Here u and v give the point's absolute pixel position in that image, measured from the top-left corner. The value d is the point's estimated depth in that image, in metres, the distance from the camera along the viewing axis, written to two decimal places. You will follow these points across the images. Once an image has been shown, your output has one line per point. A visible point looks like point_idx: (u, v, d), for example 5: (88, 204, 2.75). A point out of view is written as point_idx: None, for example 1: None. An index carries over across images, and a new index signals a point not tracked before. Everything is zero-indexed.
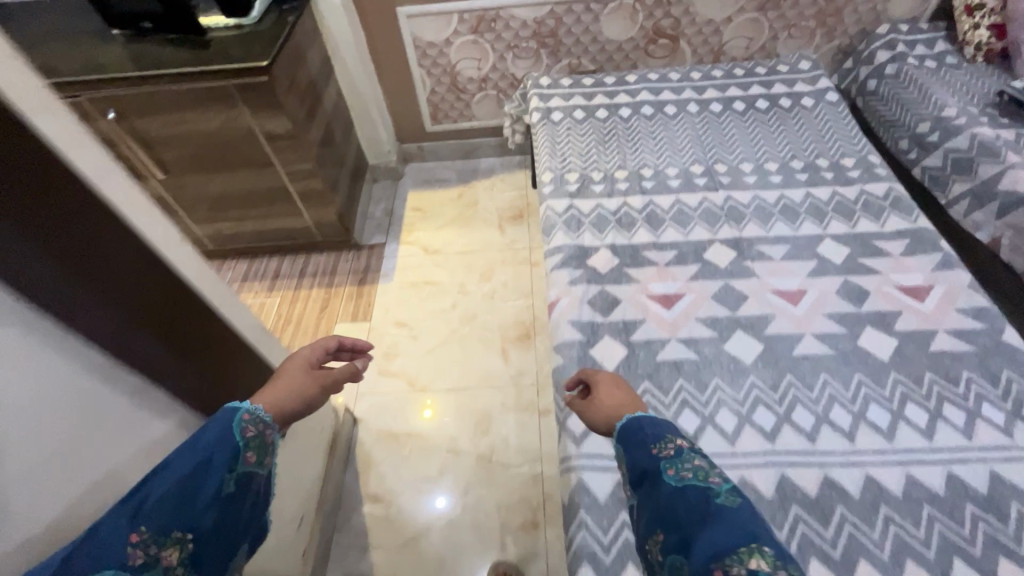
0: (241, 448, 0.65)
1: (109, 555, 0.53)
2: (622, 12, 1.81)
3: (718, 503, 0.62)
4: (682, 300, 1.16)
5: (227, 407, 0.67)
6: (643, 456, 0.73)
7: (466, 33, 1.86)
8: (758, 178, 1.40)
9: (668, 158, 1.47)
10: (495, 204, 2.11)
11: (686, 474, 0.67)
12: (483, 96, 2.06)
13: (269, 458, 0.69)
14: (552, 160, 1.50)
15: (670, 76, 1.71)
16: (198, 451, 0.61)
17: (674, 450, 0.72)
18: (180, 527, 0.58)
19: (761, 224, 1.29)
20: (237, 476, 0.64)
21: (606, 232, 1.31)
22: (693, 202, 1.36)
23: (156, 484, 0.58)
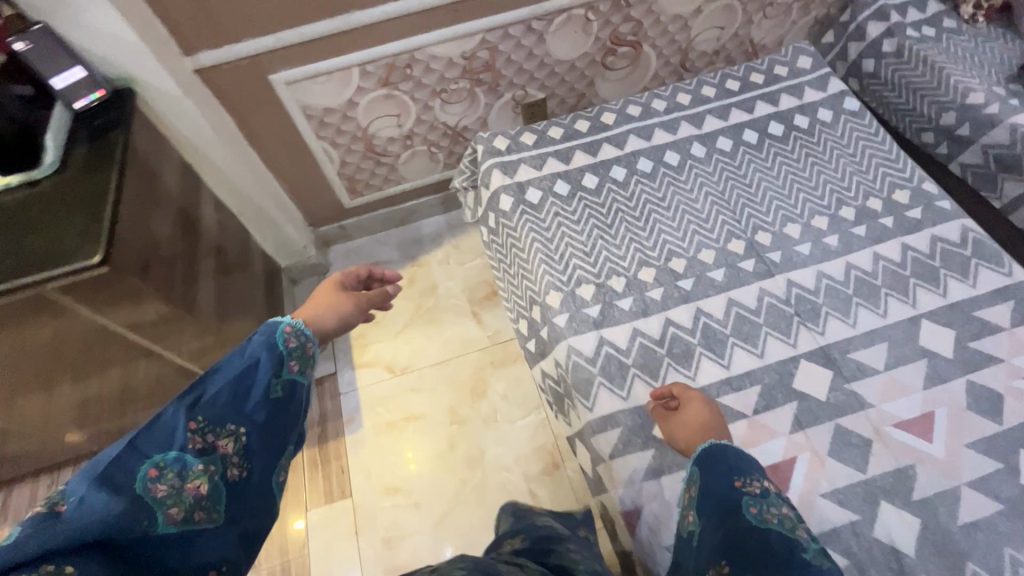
0: (284, 355, 0.70)
1: (174, 439, 0.60)
2: (571, 25, 1.40)
3: (807, 563, 0.67)
4: (796, 470, 0.88)
5: (272, 320, 0.72)
6: (727, 484, 0.76)
7: (375, 88, 1.37)
8: (813, 245, 1.11)
9: (698, 236, 1.14)
10: (459, 284, 1.70)
11: (771, 518, 0.72)
12: (410, 154, 1.60)
13: (311, 369, 0.74)
14: (553, 271, 1.13)
15: (654, 106, 1.35)
16: (248, 356, 0.68)
17: (760, 491, 0.76)
18: (234, 421, 0.65)
19: (844, 319, 1.02)
20: (283, 382, 0.69)
21: (660, 376, 0.99)
22: (750, 300, 1.06)
23: (215, 384, 0.65)
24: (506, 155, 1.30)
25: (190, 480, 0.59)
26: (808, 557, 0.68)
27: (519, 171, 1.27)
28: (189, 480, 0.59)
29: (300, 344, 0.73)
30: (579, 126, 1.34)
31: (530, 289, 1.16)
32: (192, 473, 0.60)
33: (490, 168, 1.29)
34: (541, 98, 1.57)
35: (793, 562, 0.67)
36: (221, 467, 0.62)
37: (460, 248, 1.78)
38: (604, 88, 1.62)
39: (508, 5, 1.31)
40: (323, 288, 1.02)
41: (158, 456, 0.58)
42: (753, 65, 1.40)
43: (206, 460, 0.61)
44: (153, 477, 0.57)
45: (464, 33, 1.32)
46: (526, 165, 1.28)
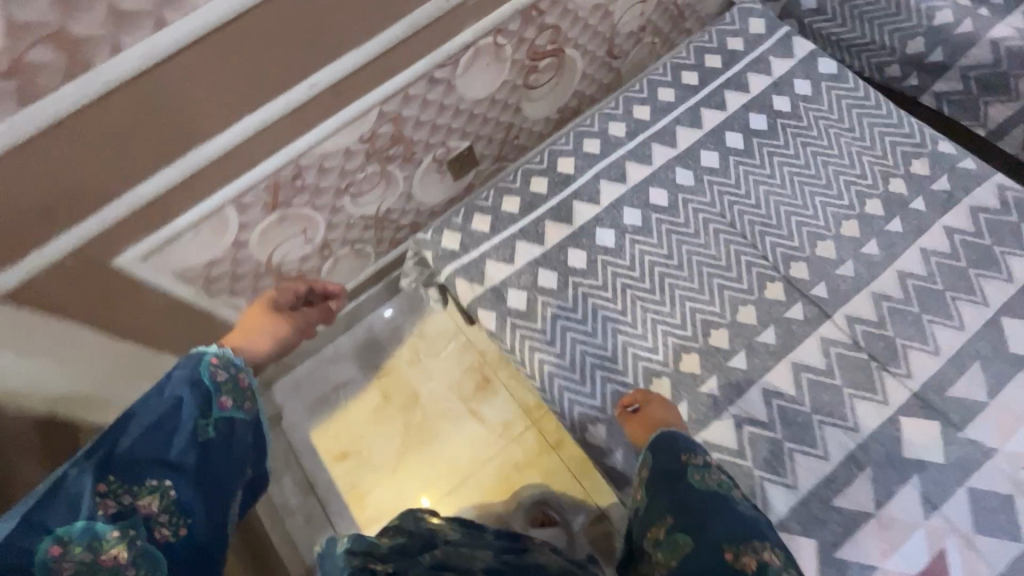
0: (212, 390, 0.55)
1: (81, 506, 0.47)
2: (481, 58, 1.10)
3: (739, 511, 0.65)
4: (950, 566, 0.75)
5: (193, 350, 0.57)
6: (669, 453, 0.74)
7: (263, 216, 1.03)
8: (856, 261, 0.94)
9: (728, 293, 0.94)
10: (441, 382, 1.44)
11: (711, 481, 0.70)
12: (333, 262, 1.27)
13: (254, 403, 0.58)
14: (578, 395, 0.91)
15: (613, 133, 1.10)
16: (167, 397, 0.53)
17: (704, 462, 0.72)
18: (156, 475, 0.50)
19: (926, 349, 0.87)
20: (215, 423, 0.54)
21: (759, 497, 0.81)
22: (817, 359, 0.88)
23: (129, 431, 0.51)
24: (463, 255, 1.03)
25: (104, 551, 0.46)
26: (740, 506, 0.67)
27: (486, 272, 1.01)
28: (104, 553, 0.46)
29: (233, 375, 0.57)
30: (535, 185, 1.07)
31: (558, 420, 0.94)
32: (107, 543, 0.46)
33: (449, 277, 1.02)
34: (466, 146, 1.28)
35: (729, 513, 0.65)
36: (144, 534, 0.48)
37: (426, 336, 1.49)
38: (532, 109, 1.34)
39: (399, 64, 0.99)
40: (254, 305, 0.79)
41: (61, 529, 0.46)
42: (701, 46, 1.17)
43: (125, 523, 0.47)
44: (55, 556, 0.45)
45: (353, 116, 0.99)
46: (492, 261, 1.01)
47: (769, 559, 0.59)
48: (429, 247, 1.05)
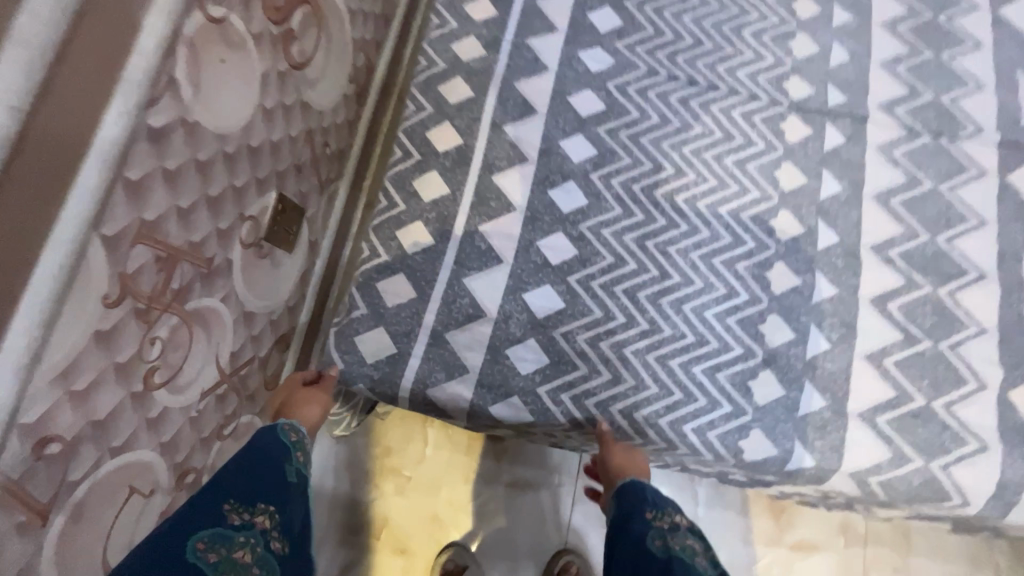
0: (291, 446, 0.56)
1: (207, 512, 0.46)
2: (210, 57, 0.62)
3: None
4: None
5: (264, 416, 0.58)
6: (632, 508, 0.57)
7: (37, 535, 0.52)
8: (840, 39, 0.72)
9: (752, 166, 0.68)
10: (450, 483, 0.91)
11: (671, 544, 0.53)
12: (200, 477, 0.77)
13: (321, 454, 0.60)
14: (699, 416, 0.60)
15: (468, 58, 0.72)
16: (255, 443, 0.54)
17: (673, 524, 0.55)
18: (264, 496, 0.50)
19: (970, 89, 0.70)
20: (297, 465, 0.56)
21: (965, 372, 0.61)
22: (892, 174, 0.67)
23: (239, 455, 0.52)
24: (411, 350, 0.63)
25: (237, 553, 0.45)
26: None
27: (459, 350, 0.63)
28: (235, 556, 0.45)
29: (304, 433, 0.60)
30: (424, 191, 0.68)
31: (689, 460, 0.63)
32: (238, 545, 0.46)
33: (415, 394, 0.62)
34: (274, 196, 0.82)
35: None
36: (265, 545, 0.47)
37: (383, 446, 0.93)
38: (319, 95, 0.89)
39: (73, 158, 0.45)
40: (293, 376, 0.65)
41: (205, 532, 0.45)
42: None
43: (247, 531, 0.47)
44: (201, 552, 0.44)
45: (54, 300, 0.46)
46: (455, 330, 0.63)
47: None
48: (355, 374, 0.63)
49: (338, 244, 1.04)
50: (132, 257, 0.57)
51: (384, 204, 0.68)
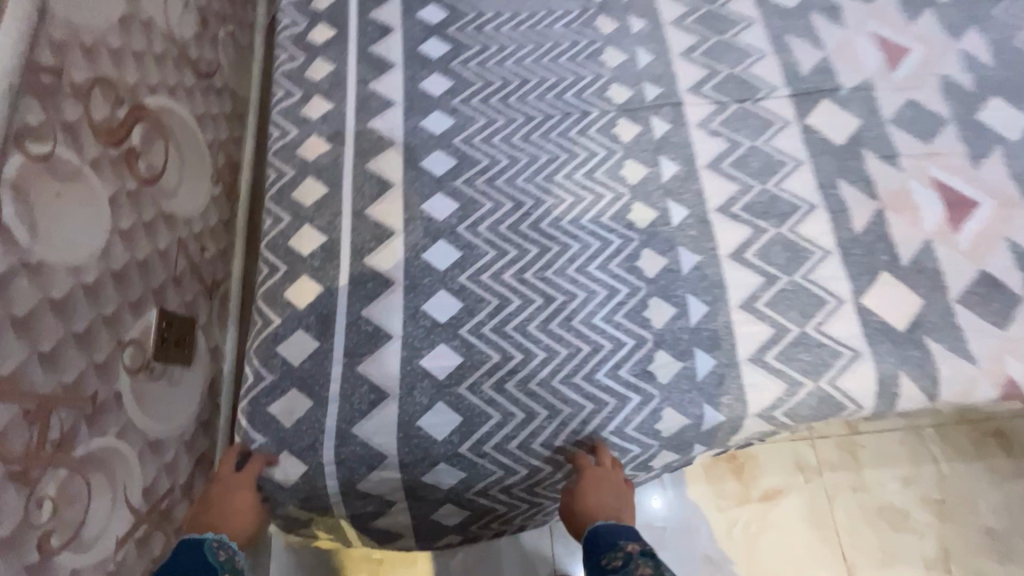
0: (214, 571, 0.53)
1: None
2: (43, 190, 0.61)
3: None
4: (948, 181, 0.74)
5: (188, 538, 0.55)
6: (588, 564, 0.55)
7: None
8: (642, 47, 0.82)
9: (599, 173, 0.74)
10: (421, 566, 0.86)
11: None
12: None
13: None
14: (614, 416, 0.63)
15: (316, 156, 0.74)
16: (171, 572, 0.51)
17: (623, 561, 0.52)
18: None
19: (754, 58, 0.82)
20: None
21: (823, 293, 0.68)
22: (715, 142, 0.76)
23: None
24: (322, 461, 0.62)
25: None
26: None
27: (370, 441, 0.61)
28: None
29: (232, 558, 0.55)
30: (298, 299, 0.68)
31: (621, 456, 0.66)
32: None
33: None
34: (156, 312, 0.79)
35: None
36: None
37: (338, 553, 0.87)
38: (182, 203, 0.88)
39: None
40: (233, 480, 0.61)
41: None
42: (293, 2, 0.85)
43: None
44: None
45: None
46: (361, 422, 0.62)
47: None
48: (278, 486, 0.61)
49: (243, 346, 1.00)
50: None
51: (259, 323, 0.67)
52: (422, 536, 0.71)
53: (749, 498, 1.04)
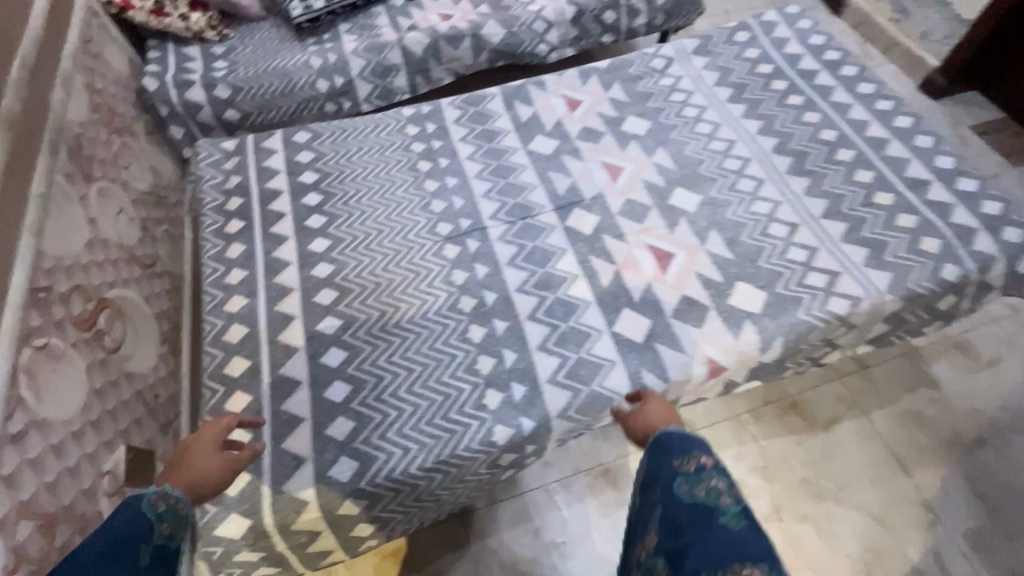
0: (157, 517, 0.67)
1: None
2: (43, 368, 0.89)
3: (721, 527, 0.65)
4: (657, 244, 1.16)
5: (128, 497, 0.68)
6: (669, 459, 0.77)
7: None
8: (455, 196, 1.25)
9: (436, 282, 1.11)
10: None
11: (697, 490, 0.70)
12: None
13: (183, 531, 0.69)
14: (463, 438, 0.94)
15: (238, 307, 1.07)
16: (111, 530, 0.63)
17: (696, 468, 0.74)
18: None
19: (529, 189, 1.26)
20: (152, 548, 0.64)
21: (588, 329, 1.05)
22: (509, 247, 1.16)
23: (95, 541, 0.62)
24: (262, 515, 0.87)
25: None
26: (725, 519, 0.66)
27: (296, 493, 0.88)
28: None
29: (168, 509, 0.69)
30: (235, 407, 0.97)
31: (477, 466, 0.95)
32: None
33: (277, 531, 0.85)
34: (124, 448, 1.03)
35: (707, 528, 0.65)
36: None
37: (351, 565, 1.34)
38: (139, 362, 1.15)
39: None
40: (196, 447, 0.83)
41: None
42: (212, 206, 1.22)
43: None
44: None
45: None
46: (288, 481, 0.89)
47: None
48: (230, 539, 0.86)
49: None
50: (18, 530, 0.76)
51: None
52: (351, 550, 0.96)
53: (626, 498, 1.33)
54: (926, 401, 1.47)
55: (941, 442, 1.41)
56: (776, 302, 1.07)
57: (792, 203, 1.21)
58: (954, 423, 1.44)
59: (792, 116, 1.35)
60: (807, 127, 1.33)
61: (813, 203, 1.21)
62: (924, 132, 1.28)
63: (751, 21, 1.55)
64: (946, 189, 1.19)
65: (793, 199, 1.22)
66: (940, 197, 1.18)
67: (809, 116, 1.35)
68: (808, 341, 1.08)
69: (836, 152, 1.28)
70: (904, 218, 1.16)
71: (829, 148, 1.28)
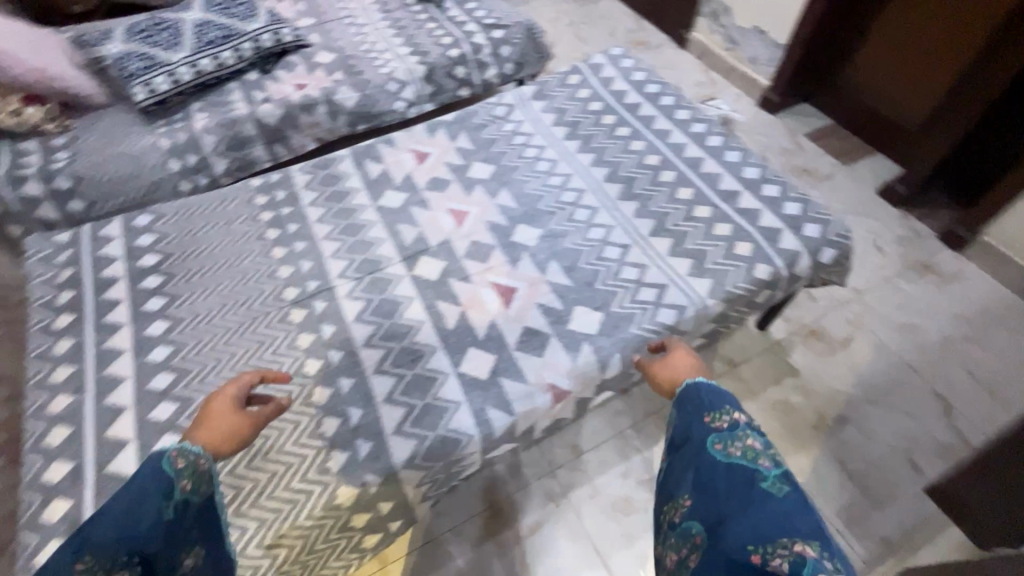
0: (176, 476, 0.70)
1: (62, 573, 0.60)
2: None
3: (766, 492, 0.72)
4: (501, 280, 1.21)
5: (155, 451, 0.71)
6: (703, 414, 0.85)
7: None
8: (304, 260, 1.26)
9: (281, 348, 1.11)
10: None
11: (734, 451, 0.78)
12: None
13: (204, 486, 0.73)
14: (305, 507, 0.92)
15: (63, 406, 1.02)
16: (132, 490, 0.67)
17: (730, 426, 0.82)
18: (122, 552, 0.63)
19: (377, 244, 1.29)
20: (174, 504, 0.69)
21: (434, 374, 1.07)
22: (356, 303, 1.18)
23: (117, 502, 0.65)
24: None
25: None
26: (767, 484, 0.73)
27: None
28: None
29: (189, 463, 0.72)
30: (54, 516, 0.91)
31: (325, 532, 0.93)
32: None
33: None
34: None
35: (752, 494, 0.71)
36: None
37: None
38: None
39: None
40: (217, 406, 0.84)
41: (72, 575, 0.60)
42: (40, 303, 1.17)
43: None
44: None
45: None
46: None
47: (801, 548, 0.64)
48: None
49: None
50: None
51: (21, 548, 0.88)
52: None
53: (519, 535, 1.32)
54: (791, 389, 1.57)
55: (808, 426, 1.50)
56: (612, 320, 1.14)
57: (623, 225, 1.30)
58: (817, 406, 1.54)
59: (621, 145, 1.47)
60: (633, 155, 1.44)
61: (642, 223, 1.30)
62: (732, 148, 1.43)
63: (581, 65, 1.69)
64: (753, 197, 1.32)
65: (625, 222, 1.31)
66: (749, 204, 1.31)
67: (636, 144, 1.47)
68: (645, 354, 1.14)
69: (659, 174, 1.39)
70: (719, 227, 1.27)
71: (653, 172, 1.40)
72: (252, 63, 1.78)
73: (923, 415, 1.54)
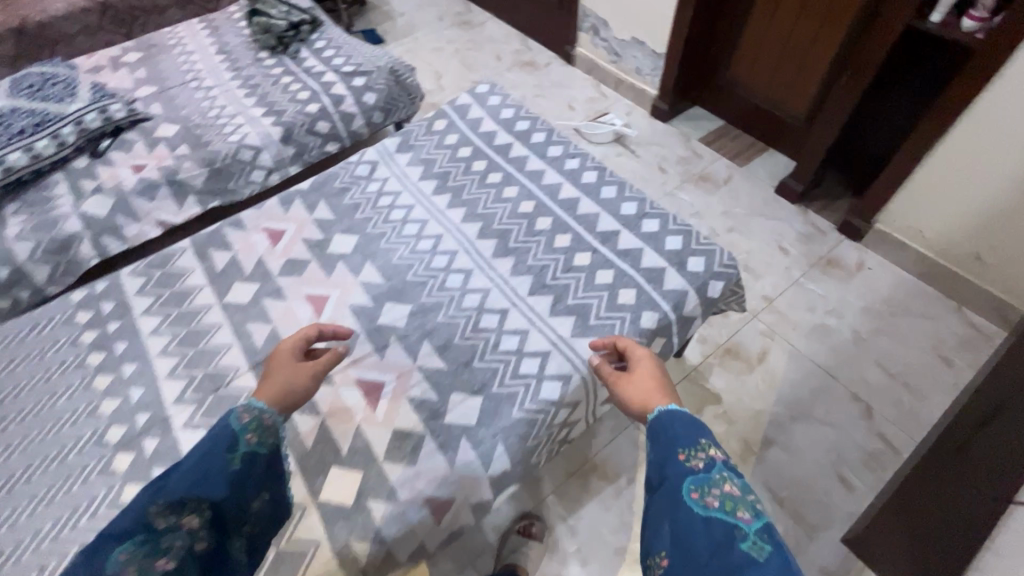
0: (244, 426, 0.79)
1: (142, 515, 0.67)
2: None
3: (746, 556, 0.62)
4: (368, 375, 1.07)
5: (230, 409, 0.81)
6: (675, 449, 0.75)
7: None
8: (132, 386, 1.07)
9: (100, 511, 0.93)
10: None
11: (712, 499, 0.68)
12: None
13: (269, 440, 0.81)
14: None
15: None
16: (207, 441, 0.76)
17: (705, 465, 0.72)
18: (196, 498, 0.70)
19: (222, 352, 1.12)
20: (241, 455, 0.76)
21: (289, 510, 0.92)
22: (196, 433, 1.01)
23: (195, 452, 0.75)
24: None
25: (178, 526, 0.68)
26: (747, 546, 0.62)
27: None
28: (180, 523, 0.68)
29: (256, 419, 0.81)
30: None
31: None
32: (169, 530, 0.67)
33: None
34: None
35: (733, 560, 0.62)
36: (192, 527, 0.69)
37: None
38: None
39: None
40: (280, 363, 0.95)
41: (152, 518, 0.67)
42: None
43: (173, 529, 0.67)
44: (157, 519, 0.67)
45: None
46: None
47: None
48: None
49: None
50: None
51: None
52: None
53: None
54: (713, 418, 1.49)
55: (735, 457, 1.43)
56: (493, 405, 1.02)
57: (501, 288, 1.18)
58: (741, 433, 1.47)
59: (494, 194, 1.36)
60: (507, 203, 1.33)
61: (519, 282, 1.19)
62: (608, 183, 1.35)
63: (447, 108, 1.58)
64: (633, 235, 1.23)
65: (502, 284, 1.19)
66: (629, 245, 1.22)
67: (509, 191, 1.36)
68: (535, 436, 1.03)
69: (535, 222, 1.29)
70: (601, 274, 1.18)
71: (529, 220, 1.29)
72: (79, 148, 1.56)
73: (845, 422, 1.50)
